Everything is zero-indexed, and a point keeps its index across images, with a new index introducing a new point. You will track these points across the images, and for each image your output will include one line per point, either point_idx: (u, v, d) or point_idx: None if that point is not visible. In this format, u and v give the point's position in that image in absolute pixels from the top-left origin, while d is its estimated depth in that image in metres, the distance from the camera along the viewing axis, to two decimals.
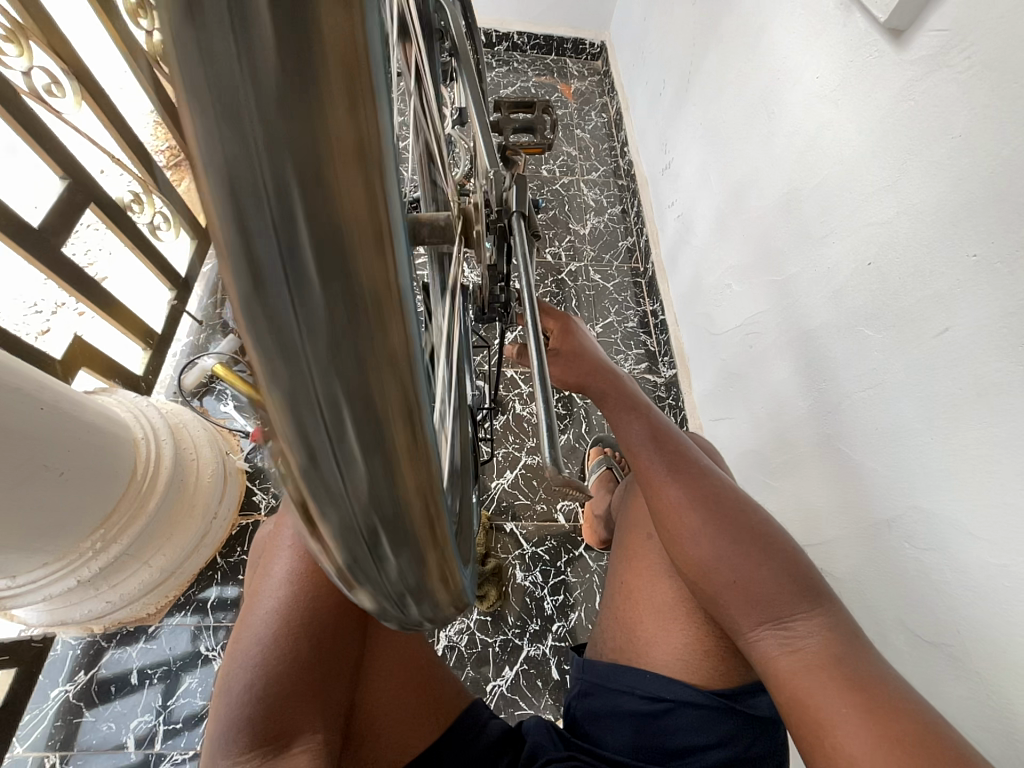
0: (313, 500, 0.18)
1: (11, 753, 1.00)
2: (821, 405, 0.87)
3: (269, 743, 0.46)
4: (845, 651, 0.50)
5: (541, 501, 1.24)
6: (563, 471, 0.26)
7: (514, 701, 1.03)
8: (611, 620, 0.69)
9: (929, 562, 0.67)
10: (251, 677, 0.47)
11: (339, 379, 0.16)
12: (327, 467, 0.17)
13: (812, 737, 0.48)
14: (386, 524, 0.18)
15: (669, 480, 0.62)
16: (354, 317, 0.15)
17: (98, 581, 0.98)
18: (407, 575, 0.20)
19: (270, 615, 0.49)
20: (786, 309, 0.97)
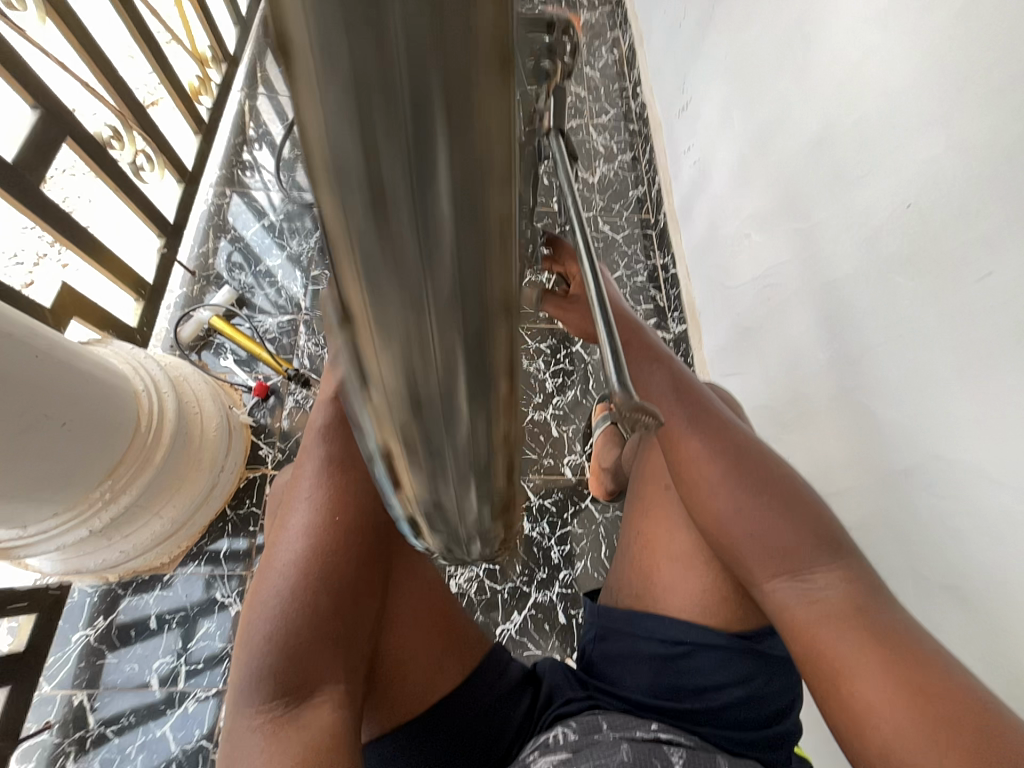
0: (403, 441, 0.18)
1: (40, 691, 1.04)
2: (841, 358, 0.86)
3: (290, 694, 0.45)
4: (867, 604, 0.49)
5: (548, 455, 1.24)
6: (634, 396, 0.24)
7: (523, 642, 1.07)
8: (626, 568, 0.70)
9: (946, 508, 0.67)
10: (270, 628, 0.46)
11: (448, 321, 0.15)
12: (425, 408, 0.17)
13: (829, 685, 0.49)
14: (474, 465, 0.18)
15: (690, 433, 0.59)
16: (474, 253, 0.14)
17: (109, 531, 0.98)
18: (481, 513, 0.20)
19: (289, 567, 0.48)
20: (810, 257, 0.93)
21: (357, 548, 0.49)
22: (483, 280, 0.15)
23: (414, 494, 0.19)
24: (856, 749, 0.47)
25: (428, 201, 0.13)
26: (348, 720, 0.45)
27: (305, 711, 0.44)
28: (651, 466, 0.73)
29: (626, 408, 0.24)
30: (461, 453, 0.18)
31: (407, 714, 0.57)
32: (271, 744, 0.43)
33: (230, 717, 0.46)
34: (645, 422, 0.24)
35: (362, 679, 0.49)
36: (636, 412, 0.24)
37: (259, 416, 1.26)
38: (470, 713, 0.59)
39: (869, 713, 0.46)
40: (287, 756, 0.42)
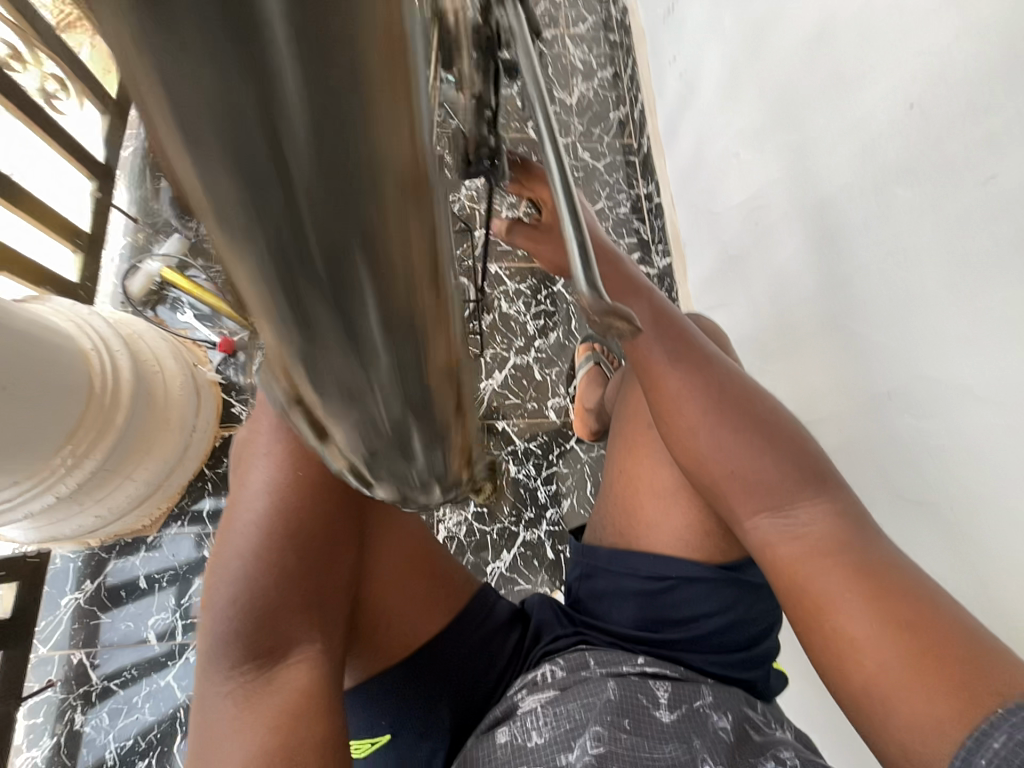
0: (315, 386, 0.16)
1: (37, 653, 1.04)
2: (830, 283, 0.82)
3: (263, 655, 0.45)
4: (852, 538, 0.48)
5: (531, 399, 1.22)
6: (606, 298, 0.19)
7: (513, 578, 1.10)
8: (608, 508, 0.70)
9: (928, 428, 0.67)
10: (235, 591, 0.45)
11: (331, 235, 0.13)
12: (327, 343, 0.15)
13: (811, 622, 0.47)
14: (403, 405, 0.16)
15: (672, 369, 0.56)
16: (339, 142, 0.12)
17: (79, 497, 0.94)
18: (429, 462, 0.18)
19: (250, 527, 0.45)
20: (805, 174, 0.86)
21: (324, 506, 0.46)
22: (363, 179, 0.12)
23: (342, 446, 0.17)
24: (840, 689, 0.46)
25: (261, 80, 0.11)
26: (327, 674, 0.46)
27: (279, 672, 0.45)
28: (634, 406, 0.71)
29: (596, 310, 0.19)
30: (384, 393, 0.16)
31: (392, 658, 0.57)
32: (244, 707, 0.44)
33: (200, 671, 0.46)
34: (618, 325, 0.21)
35: (341, 634, 0.50)
36: (608, 314, 0.20)
37: (229, 374, 1.18)
38: (455, 655, 0.60)
39: (850, 649, 0.44)
40: (265, 714, 0.43)
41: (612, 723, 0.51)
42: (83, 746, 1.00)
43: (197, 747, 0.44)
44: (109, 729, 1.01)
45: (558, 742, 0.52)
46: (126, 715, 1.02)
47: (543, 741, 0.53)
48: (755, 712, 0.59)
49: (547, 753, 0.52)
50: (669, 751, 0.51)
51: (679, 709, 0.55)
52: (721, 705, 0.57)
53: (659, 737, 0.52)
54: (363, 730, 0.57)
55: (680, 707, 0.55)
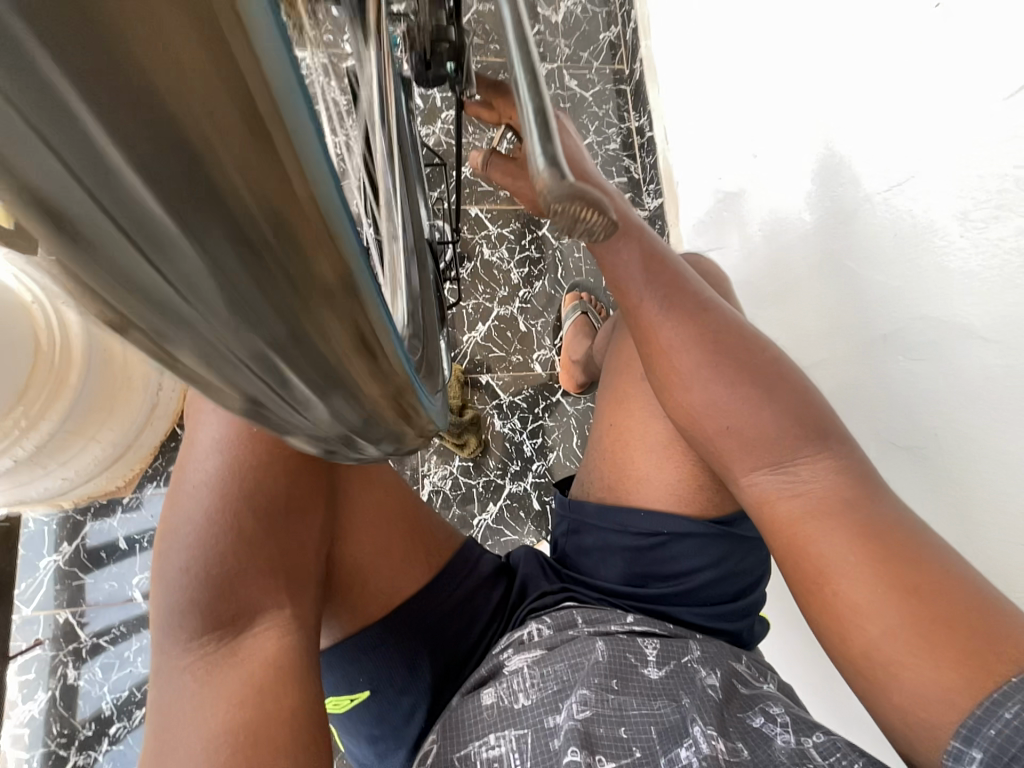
0: (181, 352, 0.15)
1: (20, 615, 1.03)
2: (836, 221, 0.77)
3: (226, 626, 0.43)
4: (855, 497, 0.46)
5: (516, 352, 1.17)
6: (567, 178, 0.16)
7: (499, 529, 1.10)
8: (597, 462, 0.67)
9: (924, 371, 0.65)
10: (187, 559, 0.42)
11: (137, 184, 0.11)
12: (176, 306, 0.14)
13: (811, 588, 0.46)
14: (285, 354, 0.16)
15: (663, 318, 0.52)
16: (134, 105, 0.10)
17: (44, 458, 0.88)
18: (335, 410, 0.18)
19: (201, 488, 0.43)
20: (819, 100, 0.78)
21: (284, 463, 0.44)
22: (150, 112, 0.11)
23: (235, 405, 0.17)
24: (840, 657, 0.45)
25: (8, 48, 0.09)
26: (298, 640, 0.45)
27: (245, 641, 0.43)
28: (628, 356, 0.67)
29: (555, 195, 0.16)
30: (258, 345, 0.15)
31: (372, 617, 0.56)
32: (209, 679, 0.42)
33: (157, 644, 0.44)
34: (588, 216, 0.17)
35: (312, 599, 0.48)
36: (570, 200, 0.16)
37: None
38: (437, 611, 0.59)
39: (851, 613, 0.44)
40: (233, 686, 0.42)
41: (600, 685, 0.52)
42: (79, 699, 1.00)
43: (156, 723, 0.42)
44: (102, 683, 1.01)
45: (545, 705, 0.53)
46: (119, 668, 1.02)
47: (530, 703, 0.54)
48: (744, 665, 0.59)
49: (535, 715, 0.53)
50: (657, 706, 0.52)
51: (668, 666, 0.56)
52: (710, 660, 0.56)
53: (647, 693, 0.53)
54: (345, 685, 0.56)
55: (669, 663, 0.56)
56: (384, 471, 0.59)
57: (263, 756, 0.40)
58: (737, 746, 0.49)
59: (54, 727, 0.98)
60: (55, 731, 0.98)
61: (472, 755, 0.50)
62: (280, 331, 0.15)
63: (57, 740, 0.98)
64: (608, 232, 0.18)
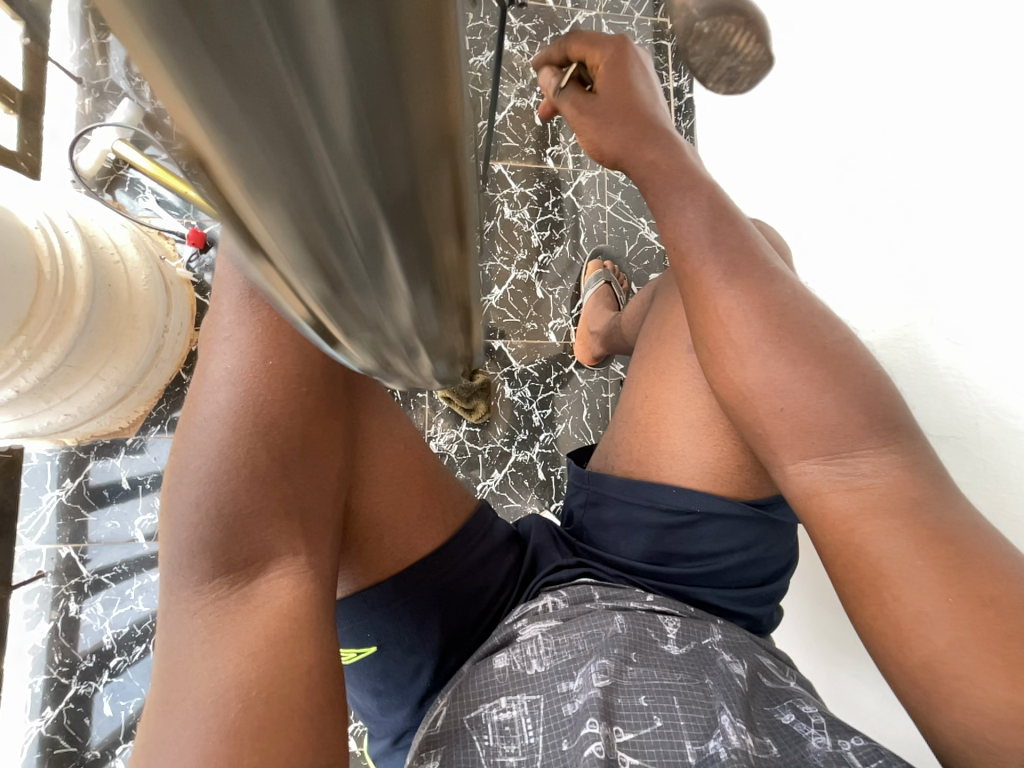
0: (285, 225, 0.13)
1: (24, 546, 1.03)
2: (897, 191, 0.69)
3: (240, 568, 0.42)
4: (924, 495, 0.44)
5: (531, 319, 1.13)
6: None
7: (502, 496, 1.09)
8: (624, 435, 0.65)
9: (970, 360, 0.61)
10: (198, 495, 0.40)
11: (338, 116, 0.11)
12: (302, 170, 0.12)
13: (867, 592, 0.45)
14: (401, 237, 0.15)
15: (724, 287, 0.50)
16: None
17: (45, 391, 0.85)
18: (420, 308, 0.17)
19: (213, 420, 0.41)
20: (898, 57, 0.69)
21: (300, 401, 0.43)
22: None
23: (316, 298, 0.15)
24: (893, 668, 0.44)
25: None
26: (313, 589, 0.43)
27: (259, 587, 0.42)
28: (671, 325, 0.64)
29: (701, 13, 0.27)
30: (377, 224, 0.14)
31: (385, 572, 0.54)
32: (220, 625, 0.41)
33: (166, 585, 0.42)
34: (740, 42, 0.29)
35: (329, 548, 0.46)
36: (721, 22, 0.27)
37: (201, 272, 1.10)
38: (451, 572, 0.58)
39: (913, 618, 0.42)
40: (245, 634, 0.40)
41: (619, 656, 0.52)
42: (81, 631, 1.01)
43: (162, 664, 0.41)
44: (104, 617, 1.02)
45: (560, 671, 0.53)
46: (120, 605, 1.03)
47: (544, 670, 0.54)
48: (769, 659, 0.59)
49: (549, 682, 0.53)
50: (679, 679, 0.52)
51: (688, 645, 0.55)
52: (736, 649, 0.56)
53: (667, 666, 0.53)
54: (352, 639, 0.55)
55: (689, 642, 0.56)
56: (401, 424, 0.57)
57: (277, 713, 0.38)
58: (765, 742, 0.48)
59: (56, 656, 1.00)
60: (58, 660, 1.00)
61: (482, 718, 0.50)
62: (402, 210, 0.14)
63: (59, 669, 0.99)
64: (755, 60, 0.30)
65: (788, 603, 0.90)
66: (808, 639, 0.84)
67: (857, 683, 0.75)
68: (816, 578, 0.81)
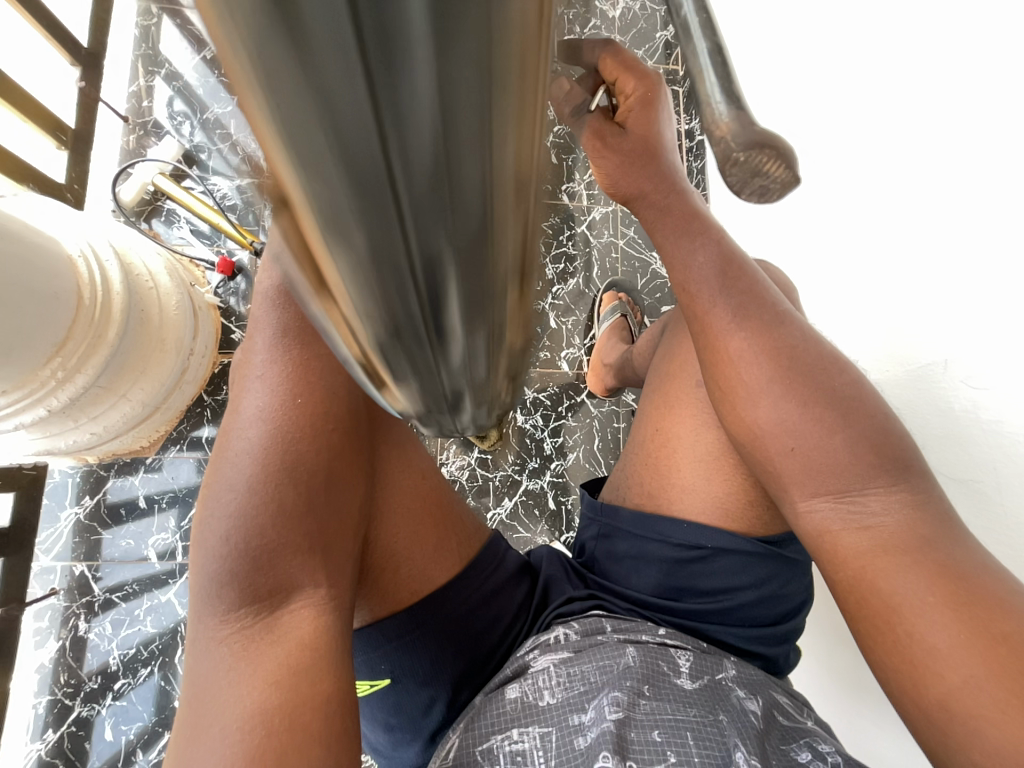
0: (355, 259, 0.14)
1: (39, 563, 1.04)
2: (888, 242, 0.72)
3: (264, 599, 0.43)
4: (933, 534, 0.45)
5: (544, 348, 1.15)
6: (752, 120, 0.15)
7: (512, 525, 1.08)
8: (636, 468, 0.66)
9: (987, 399, 0.60)
10: (228, 529, 0.42)
11: (430, 218, 0.14)
12: (394, 254, 0.14)
13: (880, 630, 0.45)
14: (464, 277, 0.16)
15: (734, 328, 0.51)
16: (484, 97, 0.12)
17: (74, 412, 0.88)
18: (472, 345, 0.18)
19: (244, 457, 0.43)
20: (904, 92, 0.68)
21: (326, 438, 0.45)
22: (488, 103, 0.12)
23: (377, 338, 0.17)
24: (910, 706, 0.44)
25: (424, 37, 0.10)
26: (333, 621, 0.44)
27: (281, 618, 0.43)
28: (680, 360, 0.65)
29: (740, 143, 0.14)
30: (443, 264, 0.15)
31: (401, 603, 0.55)
32: (246, 653, 0.42)
33: (194, 614, 0.44)
34: (768, 168, 0.15)
35: (347, 580, 0.47)
36: (759, 150, 0.15)
37: (229, 298, 1.13)
38: (464, 604, 0.58)
39: (927, 657, 0.42)
40: (269, 662, 0.41)
41: (632, 689, 0.52)
42: (87, 651, 1.01)
43: (190, 695, 0.42)
44: (111, 637, 1.02)
45: (571, 704, 0.53)
46: (128, 625, 1.02)
47: (556, 702, 0.53)
48: (784, 696, 0.58)
49: (560, 714, 0.53)
50: (693, 714, 0.51)
51: (701, 680, 0.55)
52: (751, 685, 0.55)
53: (681, 701, 0.52)
54: (367, 669, 0.55)
55: (702, 677, 0.55)
56: (418, 455, 0.58)
57: (298, 742, 0.39)
58: None
59: (62, 676, 0.99)
60: (63, 680, 0.99)
61: (494, 749, 0.50)
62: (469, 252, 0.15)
63: (63, 690, 0.99)
64: (784, 189, 0.16)
65: (803, 643, 0.88)
66: (825, 683, 0.82)
67: (876, 730, 0.72)
68: (832, 619, 0.80)
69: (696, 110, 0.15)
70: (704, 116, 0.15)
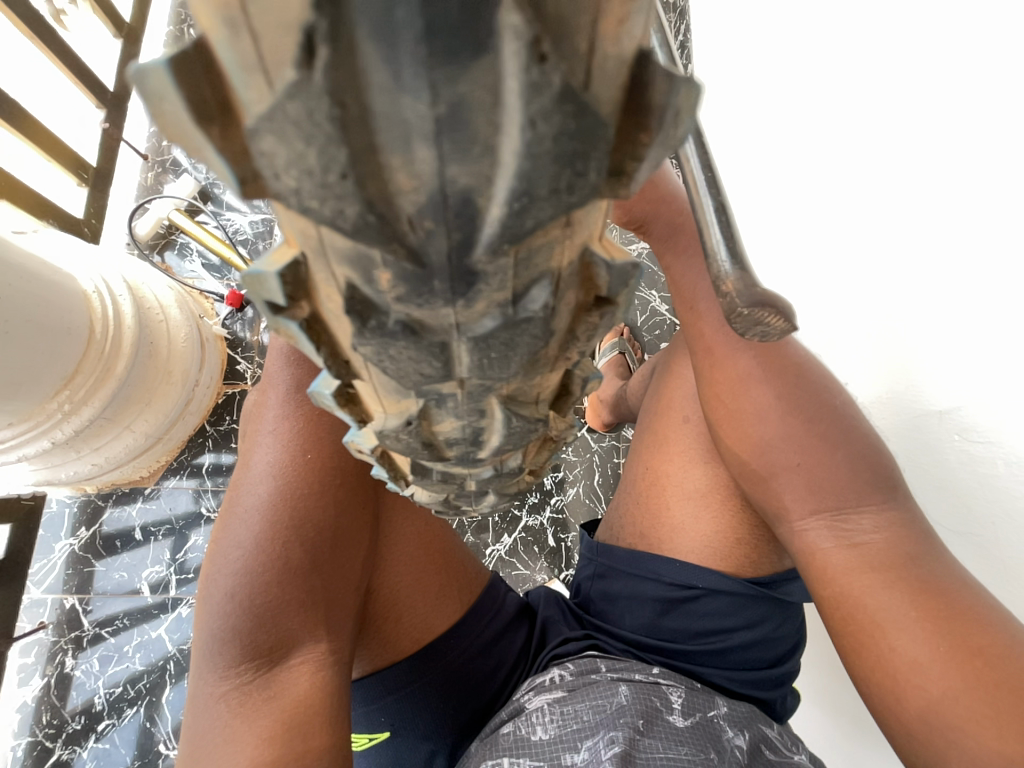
0: (391, 276, 0.18)
1: (29, 595, 1.02)
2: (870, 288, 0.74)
3: (264, 655, 0.43)
4: (917, 550, 0.47)
5: None
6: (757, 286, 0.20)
7: (511, 562, 1.08)
8: (630, 503, 0.66)
9: (985, 456, 0.60)
10: (233, 585, 0.43)
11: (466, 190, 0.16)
12: (411, 237, 0.17)
13: (862, 649, 0.47)
14: (490, 277, 0.19)
15: (737, 351, 0.53)
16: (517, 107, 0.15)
17: (77, 443, 0.89)
18: (472, 329, 0.20)
19: (253, 514, 0.44)
20: None
21: (334, 493, 0.45)
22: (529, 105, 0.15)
23: (372, 316, 0.20)
24: (891, 720, 0.46)
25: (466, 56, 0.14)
26: (333, 678, 0.44)
27: (281, 673, 0.43)
28: (668, 395, 0.65)
29: (744, 301, 0.20)
30: (471, 187, 0.16)
31: (402, 652, 0.55)
32: (242, 710, 0.41)
33: (195, 668, 0.44)
34: (770, 320, 0.20)
35: (349, 633, 0.47)
36: (759, 307, 0.20)
37: (236, 328, 1.13)
38: (463, 654, 0.57)
39: (912, 670, 0.44)
40: (265, 719, 0.41)
41: (627, 726, 0.51)
42: (72, 689, 0.98)
43: (189, 750, 0.42)
44: (98, 675, 0.99)
45: (564, 742, 0.52)
46: (115, 662, 0.99)
47: (548, 738, 0.52)
48: (774, 731, 0.58)
49: (552, 750, 0.51)
50: (684, 753, 0.50)
51: (693, 717, 0.54)
52: (739, 721, 0.55)
53: (672, 739, 0.51)
54: (366, 722, 0.55)
55: (694, 714, 0.54)
56: None
57: None
58: None
59: (44, 716, 0.96)
60: (45, 720, 0.96)
61: None
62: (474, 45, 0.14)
63: (45, 731, 0.96)
64: (783, 334, 0.21)
65: (802, 688, 0.87)
66: (827, 733, 0.80)
67: None
68: (828, 664, 0.78)
69: (710, 262, 0.21)
70: (717, 270, 0.21)
